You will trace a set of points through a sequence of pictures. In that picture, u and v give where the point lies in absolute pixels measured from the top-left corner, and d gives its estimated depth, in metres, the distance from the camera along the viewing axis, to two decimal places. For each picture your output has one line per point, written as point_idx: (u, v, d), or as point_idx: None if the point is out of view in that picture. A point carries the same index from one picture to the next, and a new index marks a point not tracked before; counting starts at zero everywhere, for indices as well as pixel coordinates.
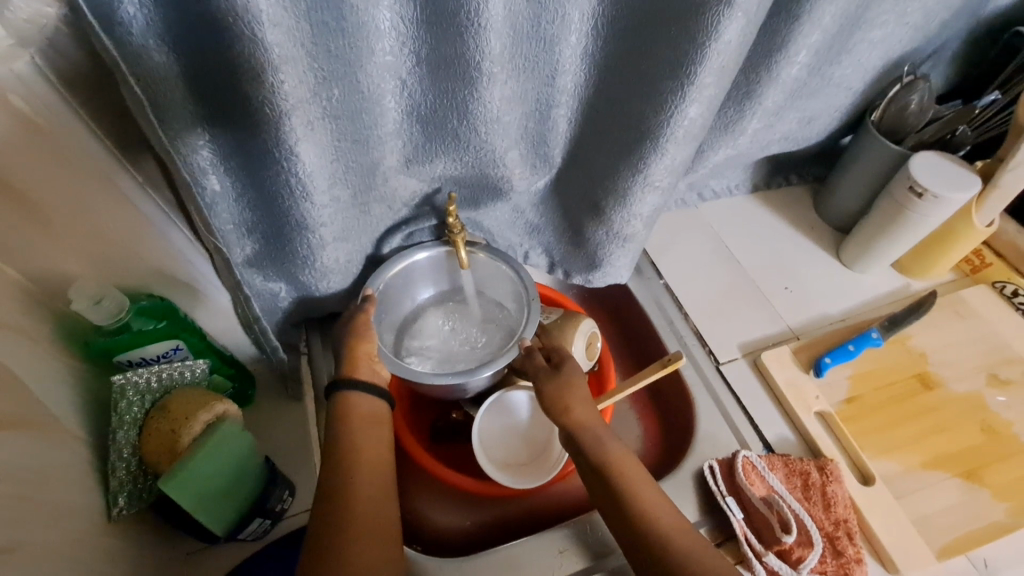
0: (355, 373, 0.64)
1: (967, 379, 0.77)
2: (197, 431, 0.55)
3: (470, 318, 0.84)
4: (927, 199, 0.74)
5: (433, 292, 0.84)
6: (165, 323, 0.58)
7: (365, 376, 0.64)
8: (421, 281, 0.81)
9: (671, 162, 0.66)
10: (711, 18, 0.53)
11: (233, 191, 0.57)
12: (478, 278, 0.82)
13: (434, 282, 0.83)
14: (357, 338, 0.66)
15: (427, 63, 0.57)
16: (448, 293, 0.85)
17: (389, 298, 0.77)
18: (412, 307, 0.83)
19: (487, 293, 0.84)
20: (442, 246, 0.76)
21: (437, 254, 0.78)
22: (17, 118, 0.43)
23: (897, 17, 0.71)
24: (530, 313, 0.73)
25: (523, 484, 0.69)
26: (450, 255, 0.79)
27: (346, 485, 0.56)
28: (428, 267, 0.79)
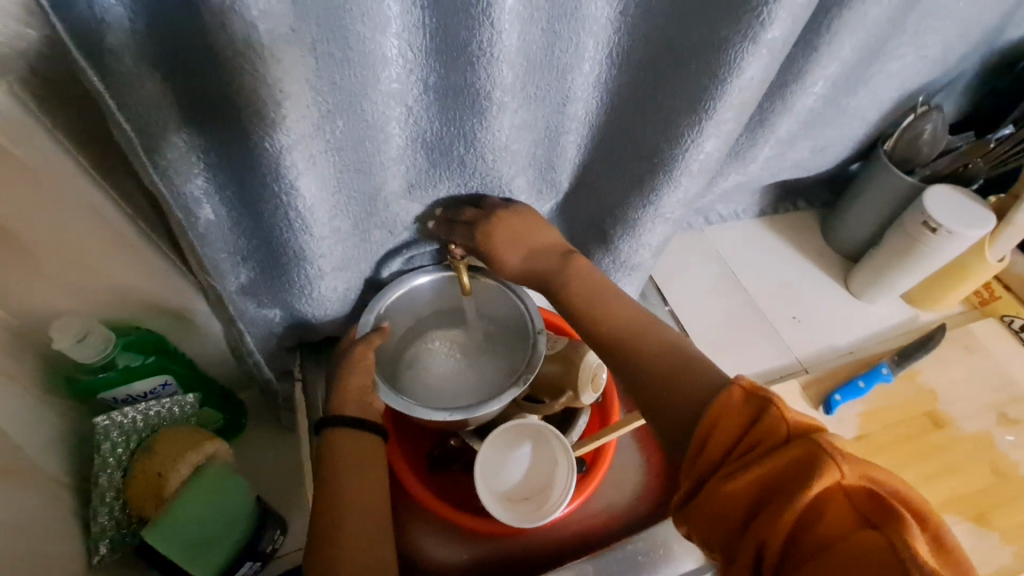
0: (350, 411, 0.61)
1: (976, 417, 0.76)
2: (185, 473, 0.53)
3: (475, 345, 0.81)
4: (940, 234, 0.72)
5: (436, 315, 0.81)
6: (153, 357, 0.56)
7: (357, 411, 0.61)
8: (422, 304, 0.78)
9: (683, 194, 0.64)
10: (733, 55, 0.51)
11: (228, 220, 0.54)
12: (482, 304, 0.79)
13: (437, 306, 0.79)
14: (349, 372, 0.63)
15: (435, 91, 0.55)
16: (452, 317, 0.81)
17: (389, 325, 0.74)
18: (414, 334, 0.79)
19: (492, 320, 0.80)
20: (445, 272, 0.74)
21: (439, 279, 0.75)
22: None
23: (916, 48, 0.69)
24: (535, 349, 0.70)
25: (527, 521, 0.67)
26: (454, 283, 0.76)
27: (338, 535, 0.53)
28: (430, 293, 0.77)
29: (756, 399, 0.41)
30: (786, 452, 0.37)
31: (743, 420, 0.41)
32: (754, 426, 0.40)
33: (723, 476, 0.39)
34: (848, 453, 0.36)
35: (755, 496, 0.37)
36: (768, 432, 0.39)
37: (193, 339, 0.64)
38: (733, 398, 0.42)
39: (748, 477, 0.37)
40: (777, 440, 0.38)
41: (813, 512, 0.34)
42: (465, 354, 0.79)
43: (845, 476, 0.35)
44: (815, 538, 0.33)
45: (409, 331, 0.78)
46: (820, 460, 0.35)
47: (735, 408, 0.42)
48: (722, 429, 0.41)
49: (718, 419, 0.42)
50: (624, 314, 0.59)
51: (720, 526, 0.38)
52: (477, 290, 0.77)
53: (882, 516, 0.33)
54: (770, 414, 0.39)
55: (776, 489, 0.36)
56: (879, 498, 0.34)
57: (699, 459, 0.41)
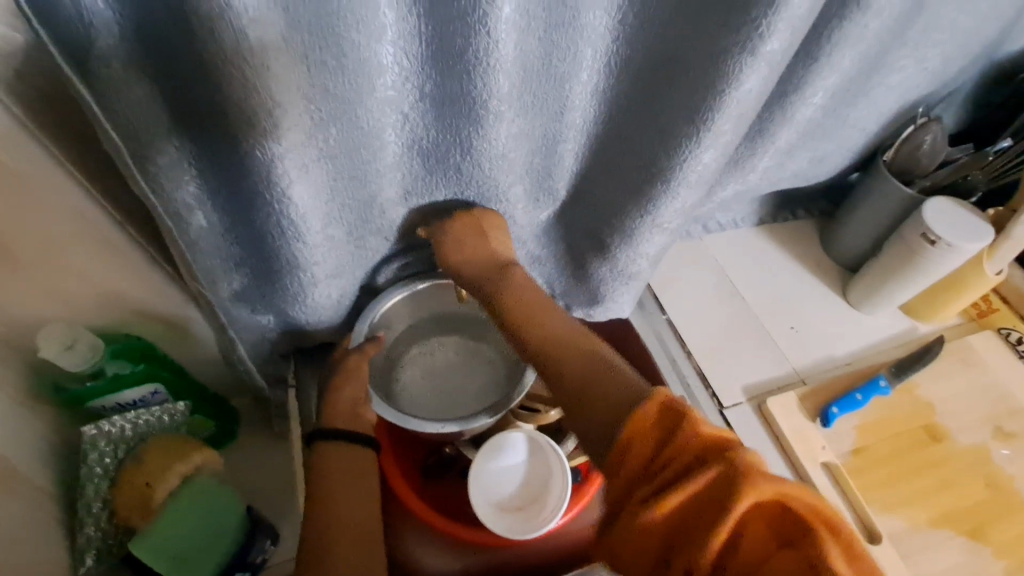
0: (342, 422, 0.61)
1: (973, 431, 0.75)
2: (173, 484, 0.51)
3: (475, 351, 0.79)
4: (939, 246, 0.72)
5: (433, 318, 0.78)
6: (143, 365, 0.55)
7: (349, 423, 0.61)
8: (420, 308, 0.76)
9: (680, 205, 0.64)
10: (732, 66, 0.51)
11: (221, 226, 0.54)
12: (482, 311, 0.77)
13: (435, 310, 0.78)
14: (341, 384, 0.62)
15: (432, 99, 0.54)
16: (452, 321, 0.79)
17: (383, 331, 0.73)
18: (408, 339, 0.77)
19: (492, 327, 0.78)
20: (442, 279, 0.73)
21: (433, 287, 0.74)
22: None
23: (918, 61, 0.68)
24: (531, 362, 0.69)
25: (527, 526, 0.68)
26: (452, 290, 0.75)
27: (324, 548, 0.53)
28: (425, 300, 0.75)
29: (669, 414, 0.42)
30: (704, 476, 0.38)
31: (658, 437, 0.42)
32: (667, 443, 0.41)
33: (644, 503, 0.39)
34: (759, 471, 0.37)
35: (677, 525, 0.38)
36: (680, 451, 0.40)
37: (185, 346, 0.63)
38: (647, 414, 0.43)
39: (669, 507, 0.38)
40: (693, 461, 0.39)
41: (737, 536, 0.36)
42: (458, 360, 0.78)
43: (759, 494, 0.36)
44: (739, 564, 0.35)
45: (403, 334, 0.77)
46: (734, 484, 0.37)
47: (648, 424, 0.43)
48: (634, 449, 0.42)
49: (633, 437, 0.43)
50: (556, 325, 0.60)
51: (643, 558, 0.38)
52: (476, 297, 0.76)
53: (793, 531, 0.35)
54: (682, 432, 0.40)
55: (699, 518, 0.37)
56: (790, 514, 0.36)
57: (617, 480, 0.42)
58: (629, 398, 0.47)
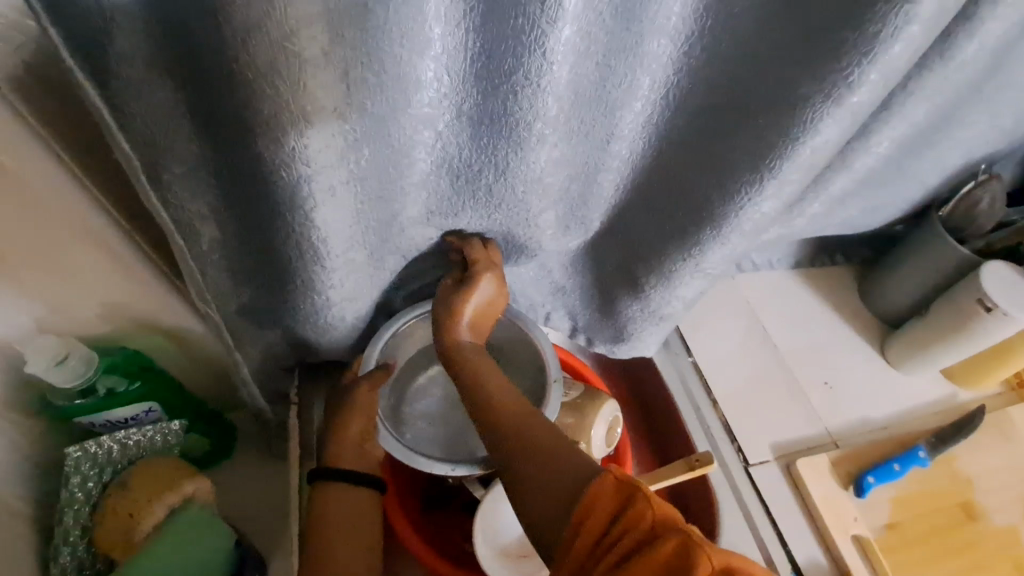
0: (343, 462, 0.58)
1: (1011, 511, 0.71)
2: (160, 516, 0.47)
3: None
4: (995, 314, 0.68)
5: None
6: (139, 383, 0.51)
7: (352, 464, 0.58)
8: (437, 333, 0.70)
9: (728, 252, 0.60)
10: (811, 114, 0.46)
11: (233, 240, 0.50)
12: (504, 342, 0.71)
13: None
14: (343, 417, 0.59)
15: (469, 117, 0.50)
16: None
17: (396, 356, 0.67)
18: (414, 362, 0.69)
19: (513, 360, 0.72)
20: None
21: None
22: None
23: (994, 116, 0.63)
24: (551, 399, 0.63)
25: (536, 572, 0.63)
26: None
27: None
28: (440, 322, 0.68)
29: (623, 487, 0.41)
30: (654, 552, 0.37)
31: (613, 505, 0.40)
32: (620, 514, 0.40)
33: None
34: (709, 540, 0.37)
35: None
36: (632, 526, 0.39)
37: (184, 358, 0.59)
38: (603, 488, 0.41)
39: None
40: (645, 532, 0.38)
41: None
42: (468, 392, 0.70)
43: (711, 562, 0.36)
44: None
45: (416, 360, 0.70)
46: (689, 555, 0.36)
47: (606, 493, 0.41)
48: (588, 526, 0.40)
49: (587, 511, 0.41)
50: (513, 406, 0.53)
51: None
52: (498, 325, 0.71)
53: None
54: (634, 501, 0.39)
55: None
56: None
57: (570, 557, 0.40)
58: (575, 466, 0.46)
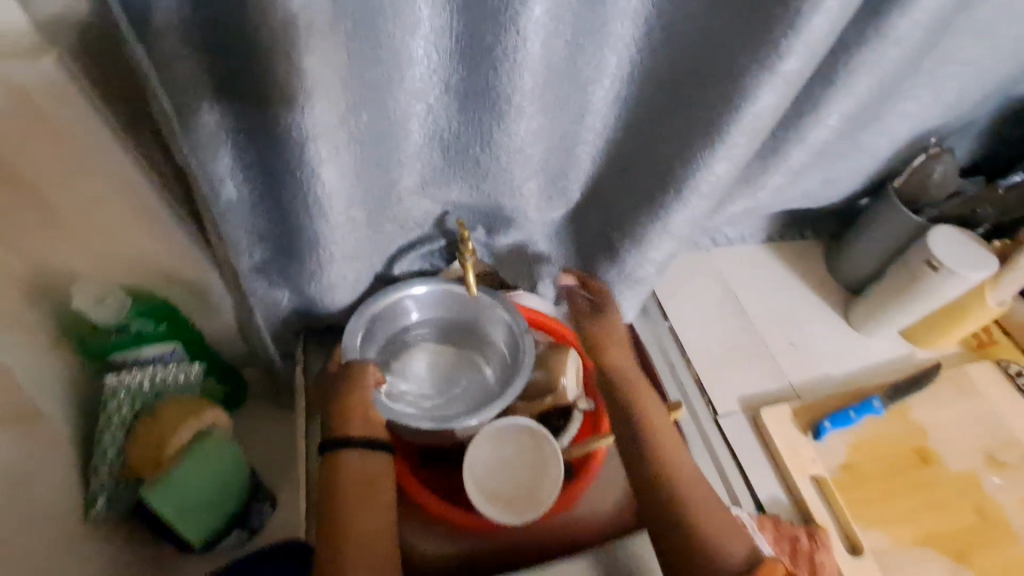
0: (353, 427, 0.60)
1: (965, 457, 0.75)
2: (183, 440, 0.54)
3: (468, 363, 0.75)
4: (940, 273, 0.73)
5: (432, 324, 0.76)
6: (165, 325, 0.57)
7: (362, 429, 0.60)
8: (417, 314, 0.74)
9: (691, 214, 0.66)
10: (751, 82, 0.53)
11: (249, 200, 0.56)
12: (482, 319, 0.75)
13: (434, 316, 0.76)
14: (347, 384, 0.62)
15: (457, 91, 0.56)
16: (451, 330, 0.77)
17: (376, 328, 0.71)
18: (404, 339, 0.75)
19: (489, 340, 0.75)
20: (448, 283, 0.72)
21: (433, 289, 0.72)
22: (24, 106, 0.42)
23: (932, 91, 0.69)
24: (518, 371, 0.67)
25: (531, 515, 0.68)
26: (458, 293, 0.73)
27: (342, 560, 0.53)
28: (424, 302, 0.74)
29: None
30: None
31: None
32: None
33: None
34: None
35: None
36: None
37: (201, 312, 0.65)
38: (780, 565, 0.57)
39: None
40: None
41: None
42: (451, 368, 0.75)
43: None
44: None
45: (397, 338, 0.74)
46: None
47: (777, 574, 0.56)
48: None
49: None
50: (672, 433, 0.68)
51: None
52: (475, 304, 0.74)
53: None
54: None
55: None
56: None
57: None
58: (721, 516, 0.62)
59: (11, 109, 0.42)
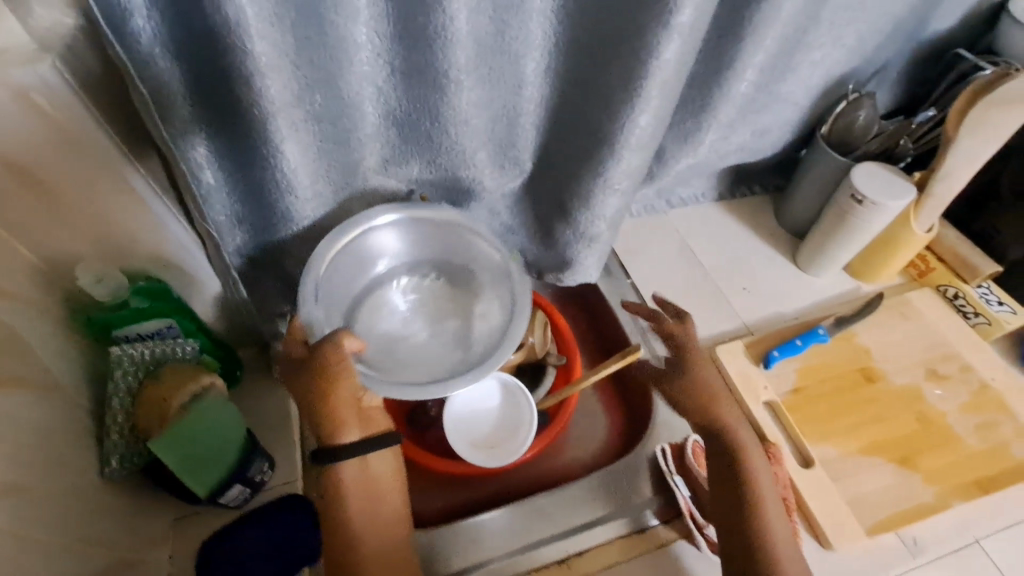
0: (349, 432, 0.60)
1: (907, 372, 0.81)
2: (184, 399, 0.60)
3: (456, 297, 0.82)
4: (866, 205, 0.80)
5: (400, 263, 0.81)
6: (159, 302, 0.64)
7: (358, 429, 0.60)
8: (410, 244, 0.80)
9: (626, 167, 0.72)
10: (653, 38, 0.60)
11: (226, 185, 0.64)
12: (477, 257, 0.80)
13: (403, 258, 0.81)
14: (333, 383, 0.59)
15: (401, 71, 0.63)
16: (432, 265, 0.82)
17: (349, 266, 0.75)
18: (371, 275, 0.79)
19: (472, 279, 0.82)
20: (415, 213, 0.75)
21: (402, 221, 0.76)
22: (25, 105, 0.49)
23: (835, 39, 0.77)
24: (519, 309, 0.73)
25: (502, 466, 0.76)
26: (449, 230, 0.79)
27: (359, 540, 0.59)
28: (394, 237, 0.78)
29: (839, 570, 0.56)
30: None
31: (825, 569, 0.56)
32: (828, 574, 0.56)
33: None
34: None
35: None
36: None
37: (194, 296, 0.72)
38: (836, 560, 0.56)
39: None
40: None
41: None
42: (424, 308, 0.82)
43: None
44: None
45: (383, 270, 0.80)
46: None
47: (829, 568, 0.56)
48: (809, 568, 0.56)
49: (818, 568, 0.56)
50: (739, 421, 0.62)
51: None
52: (470, 242, 0.79)
53: None
54: None
55: None
56: None
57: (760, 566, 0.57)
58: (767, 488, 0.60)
59: (15, 109, 0.49)
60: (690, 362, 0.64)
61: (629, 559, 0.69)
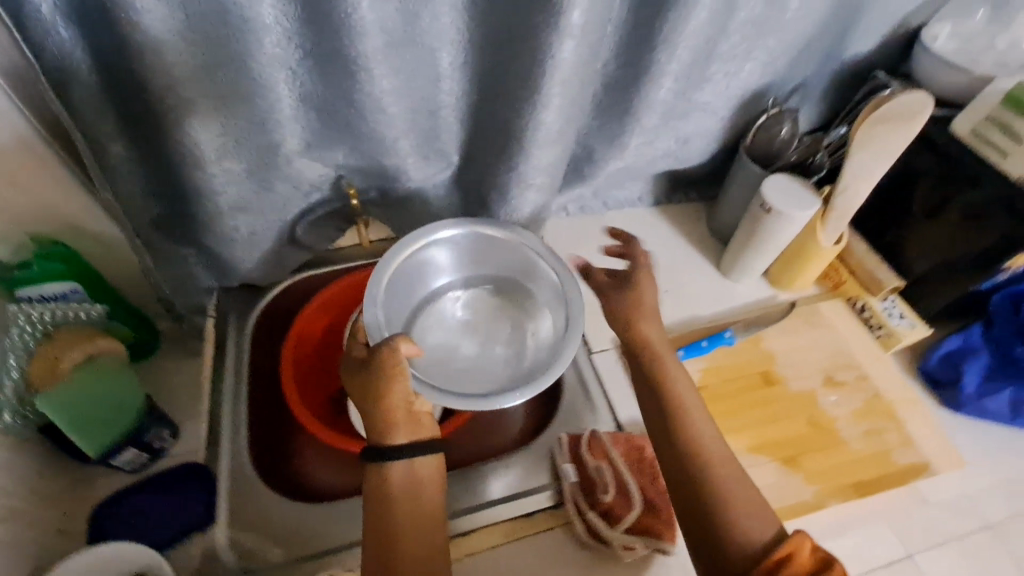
0: (399, 435, 0.57)
1: (805, 378, 0.84)
2: (77, 358, 0.62)
3: (513, 313, 0.80)
4: (772, 214, 0.83)
5: (461, 279, 0.81)
6: (63, 265, 0.66)
7: (406, 433, 0.57)
8: (469, 260, 0.79)
9: (539, 162, 0.75)
10: (549, 37, 0.63)
11: (134, 157, 0.65)
12: (537, 275, 0.77)
13: (464, 273, 0.81)
14: (388, 383, 0.57)
15: (314, 57, 0.65)
16: (495, 280, 0.82)
17: (409, 275, 0.75)
18: (430, 289, 0.79)
19: (532, 297, 0.79)
20: (475, 225, 0.75)
21: (459, 233, 0.75)
22: None
23: (745, 53, 0.80)
24: (574, 313, 0.69)
25: None
26: (509, 247, 0.77)
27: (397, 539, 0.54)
28: (451, 251, 0.77)
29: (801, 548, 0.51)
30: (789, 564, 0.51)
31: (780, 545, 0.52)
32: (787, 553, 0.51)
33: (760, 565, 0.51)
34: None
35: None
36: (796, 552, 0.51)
37: (110, 265, 0.74)
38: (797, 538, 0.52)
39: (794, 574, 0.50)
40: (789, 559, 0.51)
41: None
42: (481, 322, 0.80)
43: None
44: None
45: (442, 285, 0.80)
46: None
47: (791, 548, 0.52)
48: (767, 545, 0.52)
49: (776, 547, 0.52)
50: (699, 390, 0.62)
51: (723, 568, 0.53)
52: (529, 259, 0.77)
53: None
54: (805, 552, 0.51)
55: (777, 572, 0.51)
56: None
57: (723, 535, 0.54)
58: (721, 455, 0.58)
59: None
60: (646, 352, 0.64)
61: (513, 539, 0.71)
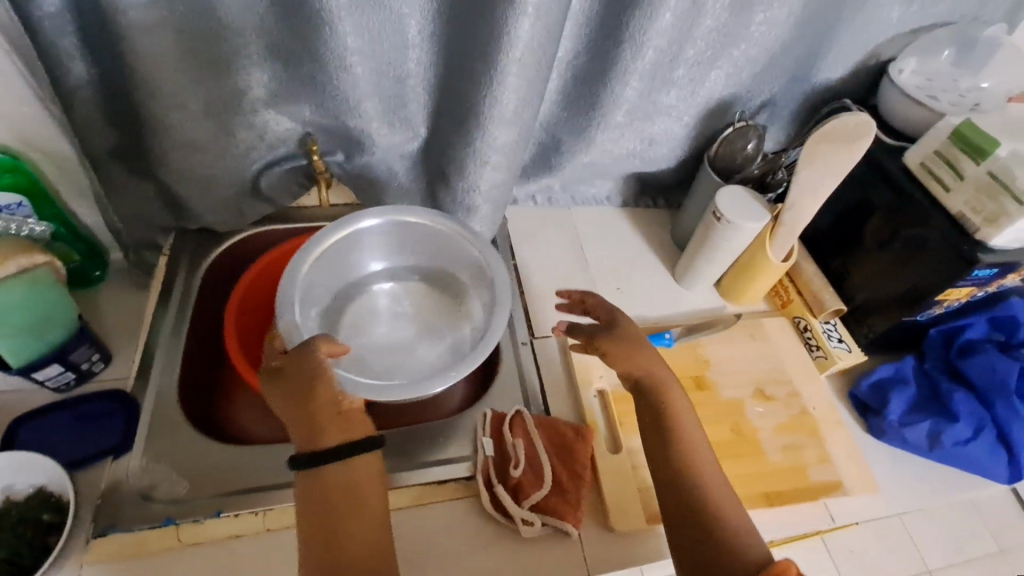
0: (331, 436, 0.58)
1: (736, 387, 0.86)
2: (10, 269, 0.63)
3: (444, 303, 0.86)
4: (723, 223, 0.85)
5: (388, 265, 0.85)
6: (10, 176, 0.67)
7: (337, 433, 0.58)
8: (394, 248, 0.83)
9: (498, 142, 0.77)
10: (507, 15, 0.65)
11: (96, 81, 0.67)
12: (463, 263, 0.82)
13: (393, 259, 0.85)
14: (317, 386, 0.59)
15: (279, 6, 0.67)
16: (421, 266, 0.86)
17: (336, 262, 0.79)
18: (361, 275, 0.84)
19: (461, 283, 0.84)
20: (396, 216, 0.77)
21: (382, 223, 0.78)
22: None
23: (708, 61, 0.83)
24: (499, 306, 0.73)
25: None
26: (433, 237, 0.81)
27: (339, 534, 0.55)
28: (379, 239, 0.81)
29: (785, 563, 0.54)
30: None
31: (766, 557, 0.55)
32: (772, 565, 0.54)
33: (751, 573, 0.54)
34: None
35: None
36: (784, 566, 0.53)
37: None
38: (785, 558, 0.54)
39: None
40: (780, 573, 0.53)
41: None
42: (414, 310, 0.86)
43: None
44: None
45: (371, 271, 0.85)
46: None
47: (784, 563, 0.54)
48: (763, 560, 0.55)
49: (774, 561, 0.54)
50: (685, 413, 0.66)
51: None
52: (454, 245, 0.81)
53: None
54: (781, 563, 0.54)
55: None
56: None
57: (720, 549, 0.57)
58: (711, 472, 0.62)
59: None
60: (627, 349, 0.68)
61: (418, 504, 0.72)
